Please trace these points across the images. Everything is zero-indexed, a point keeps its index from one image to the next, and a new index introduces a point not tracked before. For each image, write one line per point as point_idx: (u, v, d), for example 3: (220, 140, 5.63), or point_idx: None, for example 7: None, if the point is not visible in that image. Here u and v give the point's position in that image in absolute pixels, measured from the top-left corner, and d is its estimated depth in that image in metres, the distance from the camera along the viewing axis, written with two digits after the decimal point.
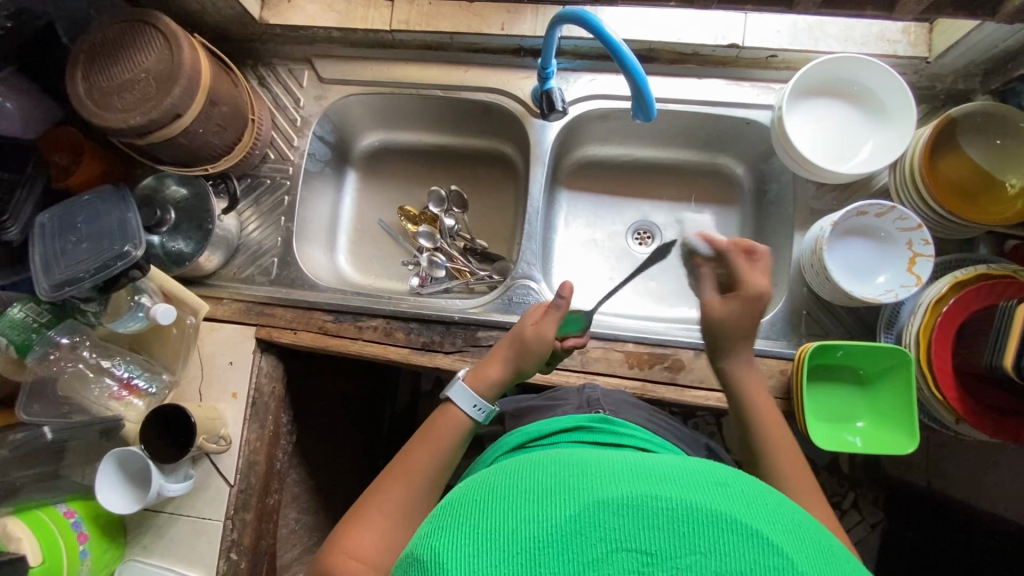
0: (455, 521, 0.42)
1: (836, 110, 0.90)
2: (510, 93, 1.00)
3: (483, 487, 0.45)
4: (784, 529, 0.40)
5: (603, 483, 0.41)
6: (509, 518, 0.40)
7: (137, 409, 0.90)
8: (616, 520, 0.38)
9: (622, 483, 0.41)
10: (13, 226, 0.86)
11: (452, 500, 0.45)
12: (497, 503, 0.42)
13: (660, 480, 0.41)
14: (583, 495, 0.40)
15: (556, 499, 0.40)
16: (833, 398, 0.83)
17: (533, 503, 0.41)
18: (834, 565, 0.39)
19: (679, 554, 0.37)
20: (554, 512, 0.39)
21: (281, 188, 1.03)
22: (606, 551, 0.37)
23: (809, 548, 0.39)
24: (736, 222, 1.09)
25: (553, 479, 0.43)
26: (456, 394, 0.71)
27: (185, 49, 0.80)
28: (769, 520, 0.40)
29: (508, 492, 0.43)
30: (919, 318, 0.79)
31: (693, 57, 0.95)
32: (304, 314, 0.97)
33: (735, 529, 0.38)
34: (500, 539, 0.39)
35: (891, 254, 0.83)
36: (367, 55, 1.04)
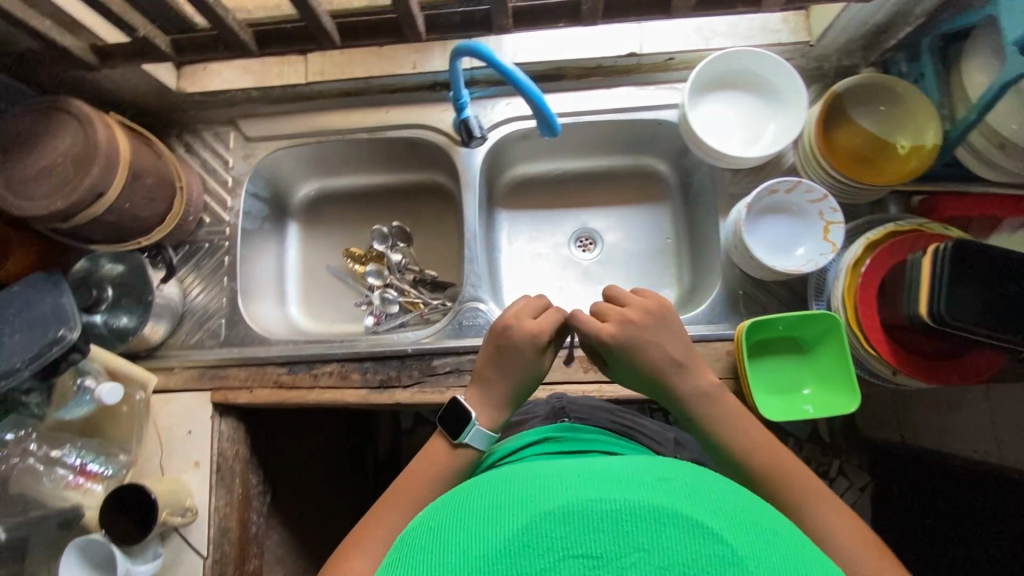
0: (411, 550, 0.42)
1: (737, 101, 0.96)
2: (432, 126, 1.04)
3: (441, 513, 0.46)
4: (726, 515, 0.41)
5: (549, 493, 0.42)
6: (461, 542, 0.41)
7: (95, 495, 0.88)
8: (562, 529, 0.39)
9: (567, 491, 0.42)
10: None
11: (410, 531, 0.46)
12: (452, 528, 0.43)
13: (604, 483, 0.42)
14: (530, 508, 0.41)
15: (505, 517, 0.41)
16: (778, 369, 0.86)
17: (484, 523, 0.42)
18: (776, 545, 0.40)
19: (623, 553, 0.38)
20: (503, 530, 0.40)
21: (221, 249, 1.04)
22: (555, 560, 0.38)
23: (751, 532, 0.40)
24: (669, 216, 1.14)
25: (504, 497, 0.44)
26: (474, 436, 0.69)
27: (99, 129, 0.81)
28: (711, 509, 0.41)
29: (462, 515, 0.44)
30: (841, 282, 0.84)
31: (598, 69, 1.00)
32: (258, 371, 0.96)
33: (677, 522, 0.39)
34: (453, 564, 0.39)
35: (806, 227, 0.87)
36: (289, 109, 1.06)
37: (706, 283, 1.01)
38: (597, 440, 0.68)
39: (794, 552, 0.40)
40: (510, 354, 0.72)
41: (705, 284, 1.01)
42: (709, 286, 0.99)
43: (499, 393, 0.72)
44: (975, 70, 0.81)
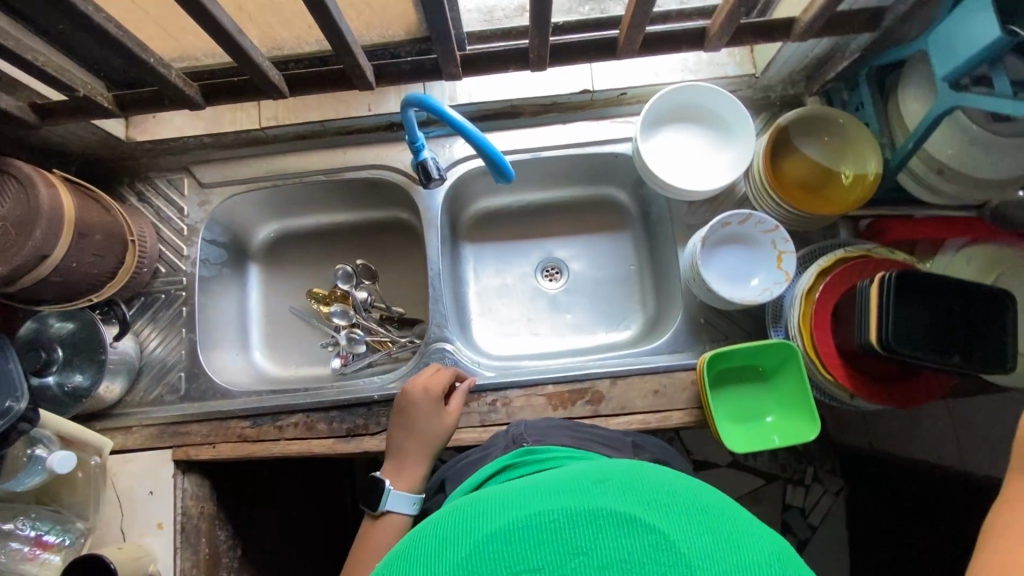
0: None
1: (688, 133, 0.98)
2: (390, 166, 1.03)
3: (383, 556, 0.44)
4: (662, 504, 0.40)
5: (487, 517, 0.41)
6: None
7: (54, 565, 0.83)
8: (501, 549, 0.38)
9: (505, 511, 0.41)
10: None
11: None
12: (392, 569, 0.41)
13: (539, 497, 0.42)
14: (466, 534, 0.40)
15: (443, 547, 0.40)
16: (743, 398, 0.87)
17: (424, 558, 0.40)
18: (716, 521, 0.39)
19: (561, 563, 0.37)
20: (442, 562, 0.39)
21: (178, 300, 1.01)
22: None
23: (688, 513, 0.40)
24: (631, 243, 1.15)
25: (442, 528, 0.42)
26: (394, 501, 0.79)
27: (42, 190, 0.78)
28: (649, 501, 0.40)
29: (402, 554, 0.42)
30: (796, 308, 0.86)
31: (553, 106, 1.01)
32: (220, 425, 0.94)
33: (612, 519, 0.38)
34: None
35: (760, 257, 0.88)
36: (244, 153, 1.05)
37: (669, 312, 1.03)
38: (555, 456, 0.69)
39: (737, 526, 0.39)
40: (410, 416, 0.85)
41: (668, 313, 1.03)
42: (671, 315, 1.01)
43: (409, 453, 0.83)
44: (911, 97, 0.83)
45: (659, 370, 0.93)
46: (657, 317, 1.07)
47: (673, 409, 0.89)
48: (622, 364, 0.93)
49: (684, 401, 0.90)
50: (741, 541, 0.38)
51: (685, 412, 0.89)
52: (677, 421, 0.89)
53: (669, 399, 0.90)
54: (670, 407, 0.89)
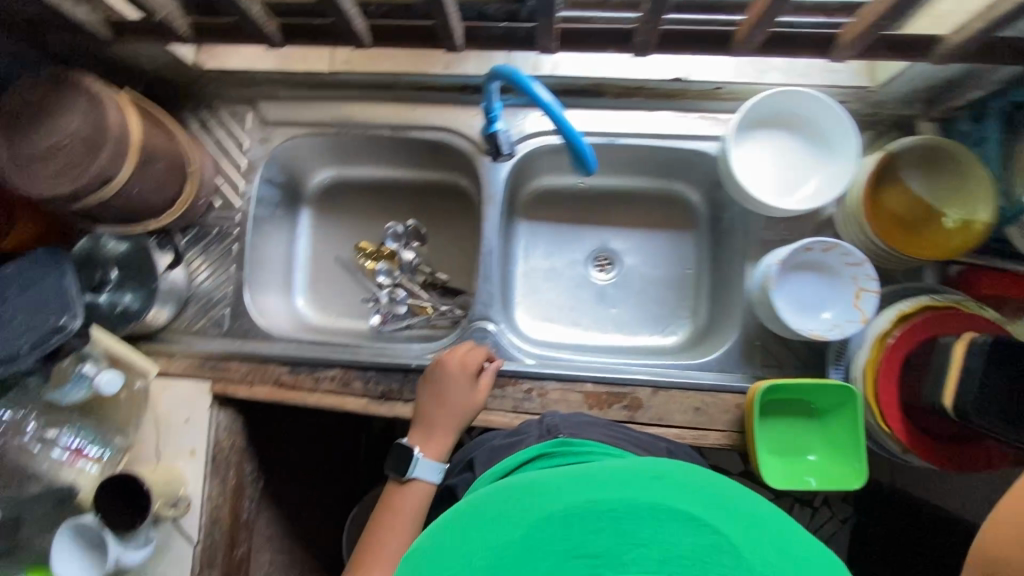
0: (425, 562, 0.46)
1: (783, 142, 0.90)
2: (457, 130, 0.99)
3: (449, 521, 0.50)
4: (713, 509, 0.45)
5: (549, 501, 0.46)
6: (471, 546, 0.45)
7: (90, 475, 0.88)
8: (563, 530, 0.43)
9: (565, 497, 0.46)
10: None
11: (420, 543, 0.49)
12: (461, 535, 0.47)
13: (597, 488, 0.46)
14: (533, 515, 0.45)
15: (511, 523, 0.45)
16: (789, 431, 0.84)
17: (492, 528, 0.45)
18: (763, 532, 0.44)
19: (623, 553, 0.40)
20: (510, 534, 0.44)
21: (231, 236, 1.01)
22: (560, 560, 0.41)
23: (737, 521, 0.44)
24: (692, 246, 1.09)
25: (506, 505, 0.47)
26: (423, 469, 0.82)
27: (111, 111, 0.76)
28: (701, 504, 0.45)
29: (468, 525, 0.47)
30: (867, 351, 0.81)
31: (640, 90, 0.95)
32: (259, 367, 0.95)
33: (668, 517, 0.43)
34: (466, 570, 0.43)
35: (837, 290, 0.83)
36: (310, 95, 1.01)
37: (723, 327, 0.98)
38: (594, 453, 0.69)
39: (779, 536, 0.44)
40: (440, 386, 0.86)
41: (721, 327, 0.99)
42: (725, 331, 0.97)
43: (436, 421, 0.85)
44: None
45: (703, 386, 0.90)
46: (707, 328, 1.03)
47: (712, 430, 0.86)
48: (667, 374, 0.91)
49: (725, 423, 0.87)
50: (787, 553, 0.42)
51: (725, 434, 0.87)
52: (714, 442, 0.87)
53: (710, 419, 0.87)
54: (709, 427, 0.87)
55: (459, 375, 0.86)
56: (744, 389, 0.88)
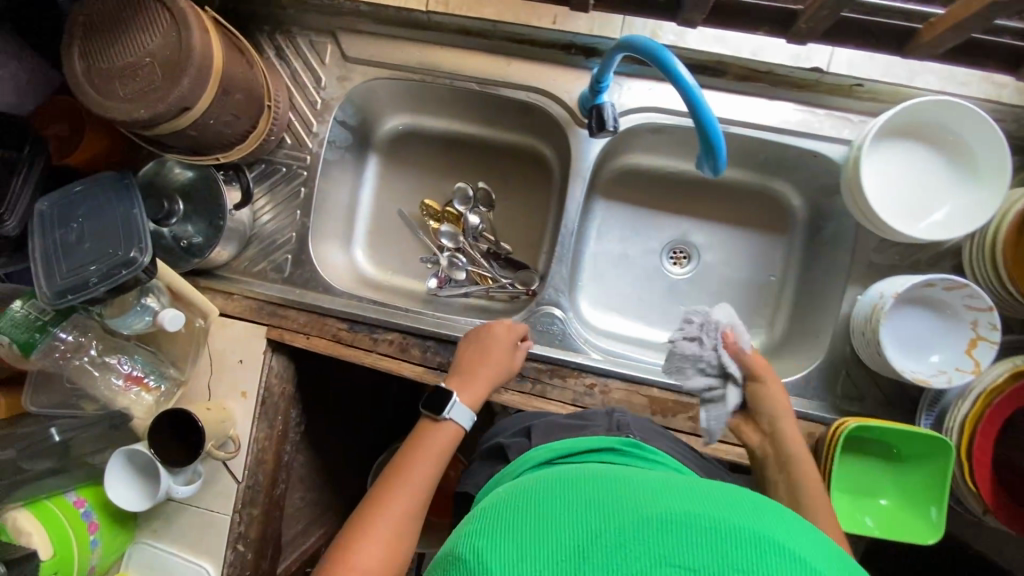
0: (493, 525, 0.41)
1: (919, 157, 0.80)
2: (553, 94, 0.90)
3: (527, 490, 0.45)
4: (833, 562, 0.38)
5: (646, 500, 0.40)
6: (549, 519, 0.40)
7: (144, 403, 0.88)
8: (656, 535, 0.37)
9: (665, 501, 0.40)
10: (11, 218, 0.77)
11: (493, 502, 0.46)
12: (539, 506, 0.42)
13: (701, 501, 0.40)
14: (622, 511, 0.39)
15: (597, 513, 0.40)
16: (863, 470, 0.80)
17: (578, 510, 0.40)
18: None
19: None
20: (599, 522, 0.39)
21: (298, 178, 0.96)
22: (650, 566, 0.36)
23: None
24: (782, 252, 1.01)
25: (595, 491, 0.42)
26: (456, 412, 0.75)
27: (195, 32, 0.69)
28: (822, 556, 0.38)
29: (546, 502, 0.42)
30: (967, 408, 0.74)
31: (767, 75, 0.84)
32: (318, 319, 0.93)
33: (784, 555, 0.36)
34: (542, 543, 0.38)
35: (950, 333, 0.76)
36: (397, 34, 0.92)
37: (802, 345, 0.92)
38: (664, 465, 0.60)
39: None
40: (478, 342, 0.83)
41: (801, 346, 0.93)
42: (806, 352, 0.91)
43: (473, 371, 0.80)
44: None
45: None
46: (783, 342, 0.97)
47: None
48: None
49: None
50: None
51: None
52: None
53: None
54: None
55: (501, 338, 0.83)
56: (820, 418, 0.84)
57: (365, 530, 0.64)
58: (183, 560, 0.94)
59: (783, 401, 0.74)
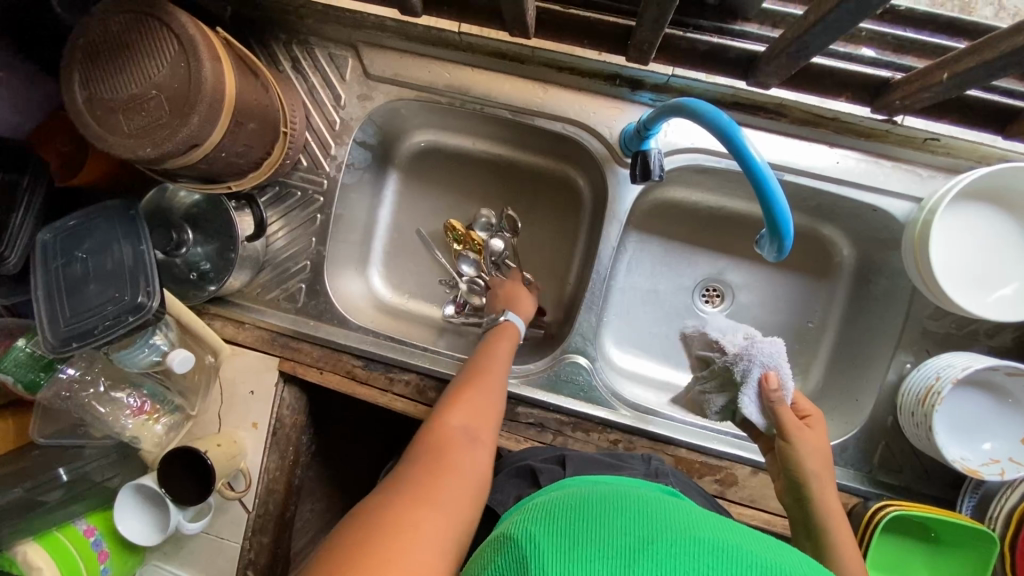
0: (547, 513, 0.39)
1: (992, 222, 0.73)
2: (592, 127, 0.82)
3: (578, 493, 0.41)
4: None
5: (700, 525, 0.36)
6: (598, 517, 0.37)
7: (152, 435, 0.86)
8: (711, 556, 0.33)
9: (721, 531, 0.36)
10: (12, 254, 0.73)
11: (543, 499, 0.42)
12: (589, 503, 0.39)
13: (761, 544, 0.36)
14: (682, 528, 0.35)
15: (656, 524, 0.36)
16: (898, 553, 0.76)
17: (629, 517, 0.37)
18: None
19: None
20: (652, 530, 0.35)
21: (315, 203, 0.90)
22: None
23: None
24: (824, 300, 0.95)
25: (650, 504, 0.38)
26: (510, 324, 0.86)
27: (206, 64, 0.63)
28: None
29: (606, 501, 0.39)
30: (1013, 499, 0.71)
31: (831, 121, 0.77)
32: (333, 354, 0.89)
33: None
34: (589, 532, 0.35)
35: (1008, 420, 0.71)
36: (424, 52, 0.84)
37: (838, 405, 0.88)
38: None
39: None
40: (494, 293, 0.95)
41: (837, 406, 0.88)
42: (843, 414, 0.86)
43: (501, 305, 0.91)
44: None
45: None
46: (818, 398, 0.92)
47: None
48: None
49: None
50: None
51: None
52: None
53: None
54: None
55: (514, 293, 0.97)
56: (854, 490, 0.80)
57: (461, 395, 0.72)
58: None
59: (819, 452, 0.70)
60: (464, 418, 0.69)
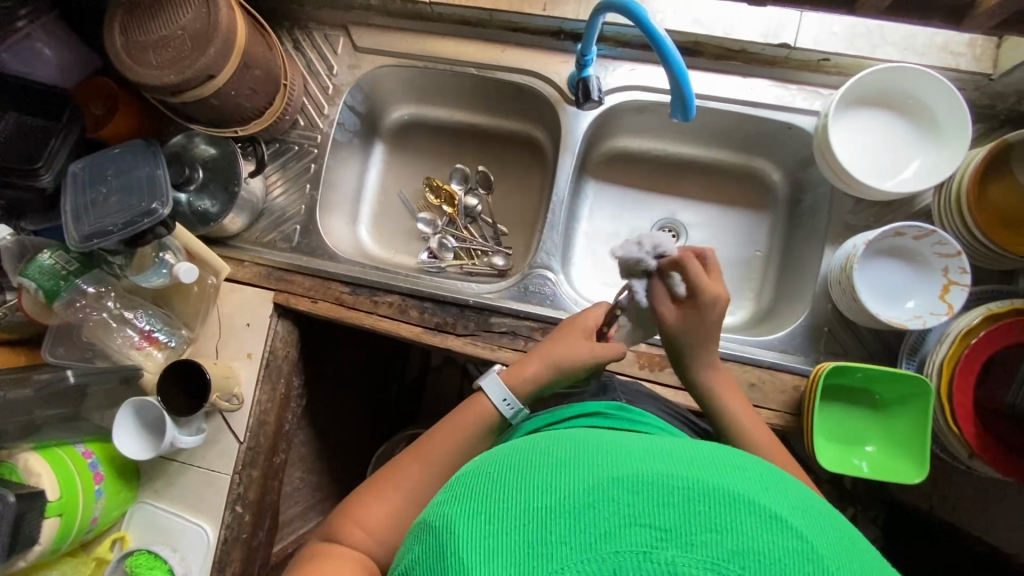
0: (471, 489, 0.41)
1: (886, 122, 0.87)
2: (545, 76, 0.98)
3: (503, 456, 0.44)
4: (802, 512, 0.38)
5: (617, 462, 0.39)
6: (519, 487, 0.39)
7: (156, 360, 0.93)
8: (626, 495, 0.36)
9: (635, 462, 0.39)
10: (47, 173, 0.87)
11: (469, 470, 0.44)
12: (510, 472, 0.41)
13: (675, 461, 0.39)
14: (596, 472, 0.38)
15: (572, 474, 0.38)
16: (846, 419, 0.82)
17: (549, 474, 0.39)
18: (854, 550, 0.37)
19: (693, 531, 0.35)
20: (569, 484, 0.38)
21: (309, 155, 1.03)
22: (620, 524, 0.35)
23: (829, 536, 0.37)
24: (766, 226, 1.05)
25: (571, 454, 0.41)
26: (490, 385, 0.71)
27: (223, 9, 0.78)
28: (790, 506, 0.38)
29: (524, 463, 0.41)
30: (945, 349, 0.76)
31: (740, 54, 0.92)
32: (322, 284, 0.98)
33: (752, 511, 0.36)
34: (510, 507, 0.38)
35: (924, 279, 0.81)
36: (403, 26, 1.02)
37: (787, 307, 0.95)
38: (654, 424, 0.60)
39: (871, 563, 0.37)
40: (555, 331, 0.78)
41: (787, 310, 0.95)
42: (791, 313, 0.93)
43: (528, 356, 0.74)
44: None
45: (762, 363, 0.87)
46: (769, 310, 0.99)
47: (766, 407, 0.84)
48: (725, 346, 0.87)
49: (779, 403, 0.85)
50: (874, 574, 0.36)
51: (777, 414, 0.84)
52: (766, 421, 0.84)
53: (765, 396, 0.84)
54: (763, 404, 0.84)
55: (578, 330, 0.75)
56: (805, 372, 0.85)
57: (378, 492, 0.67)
58: (182, 521, 0.95)
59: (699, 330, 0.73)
60: (377, 521, 0.64)
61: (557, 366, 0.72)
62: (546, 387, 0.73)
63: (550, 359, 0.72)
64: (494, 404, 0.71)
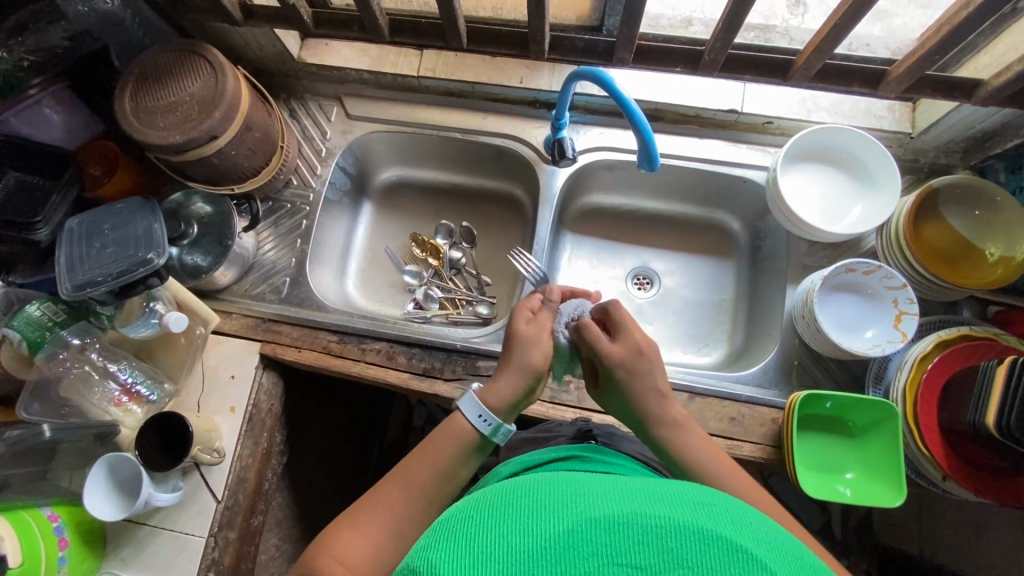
0: (450, 534, 0.40)
1: (827, 175, 0.98)
2: (524, 140, 1.09)
3: (484, 498, 0.44)
4: (768, 545, 0.39)
5: (593, 502, 0.40)
6: (498, 532, 0.39)
7: (135, 416, 0.91)
8: (601, 534, 0.37)
9: (611, 502, 0.40)
10: (44, 228, 0.90)
11: (450, 514, 0.44)
12: (492, 515, 0.41)
13: (650, 500, 0.40)
14: (574, 513, 0.39)
15: (552, 515, 0.39)
16: (824, 447, 0.86)
17: (528, 518, 0.40)
18: None
19: (666, 568, 0.36)
20: (548, 527, 0.38)
21: (301, 213, 1.08)
22: (599, 564, 0.36)
23: (795, 567, 0.38)
24: (732, 273, 1.13)
25: (548, 496, 0.42)
26: (466, 403, 0.69)
27: (229, 79, 0.86)
28: (755, 538, 0.39)
29: (504, 508, 0.41)
30: (904, 375, 0.82)
31: (695, 118, 1.03)
32: (310, 333, 0.99)
33: (720, 545, 0.37)
34: (493, 550, 0.38)
35: (879, 311, 0.89)
36: (393, 97, 1.13)
37: (758, 345, 1.00)
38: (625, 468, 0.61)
39: None
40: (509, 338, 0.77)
41: (757, 346, 1.00)
42: (762, 348, 0.98)
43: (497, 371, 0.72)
44: None
45: (741, 398, 0.90)
46: (743, 349, 1.04)
47: (747, 440, 0.86)
48: (706, 381, 0.91)
49: (760, 436, 0.87)
50: None
51: (759, 446, 0.86)
52: (749, 453, 0.86)
53: (746, 429, 0.87)
54: (745, 437, 0.86)
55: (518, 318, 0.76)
56: (781, 404, 0.89)
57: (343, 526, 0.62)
58: None
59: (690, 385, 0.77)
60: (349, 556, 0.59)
61: (533, 372, 0.70)
62: (517, 389, 0.69)
63: (528, 368, 0.70)
64: (468, 419, 0.69)
